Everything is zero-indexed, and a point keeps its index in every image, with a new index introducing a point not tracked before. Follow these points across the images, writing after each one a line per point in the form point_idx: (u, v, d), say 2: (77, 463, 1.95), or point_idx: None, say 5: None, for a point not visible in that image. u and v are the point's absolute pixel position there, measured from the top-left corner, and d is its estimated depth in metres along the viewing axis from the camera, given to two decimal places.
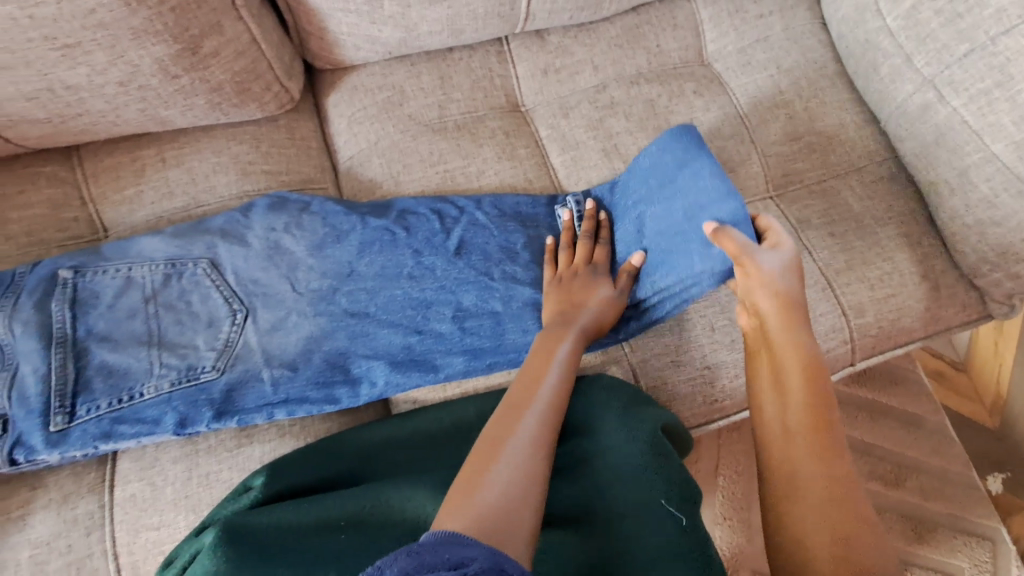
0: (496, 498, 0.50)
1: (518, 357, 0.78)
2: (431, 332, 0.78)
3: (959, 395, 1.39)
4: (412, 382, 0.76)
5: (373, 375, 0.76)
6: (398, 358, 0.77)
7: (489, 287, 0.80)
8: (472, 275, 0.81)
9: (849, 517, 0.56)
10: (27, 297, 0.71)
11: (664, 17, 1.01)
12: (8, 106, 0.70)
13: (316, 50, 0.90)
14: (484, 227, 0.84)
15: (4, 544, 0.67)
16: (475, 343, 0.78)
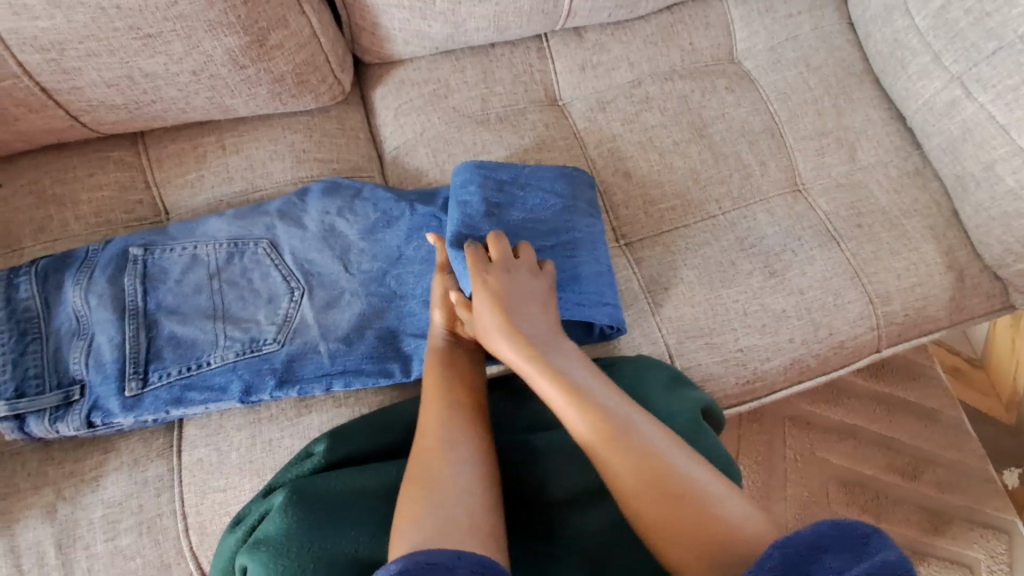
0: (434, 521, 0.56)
1: None
2: None
3: (977, 391, 1.41)
4: None
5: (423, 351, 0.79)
6: None
7: None
8: None
9: (701, 519, 0.57)
10: (101, 271, 0.75)
11: (697, 16, 1.05)
12: (91, 92, 0.75)
13: (367, 45, 0.94)
14: None
15: (80, 502, 0.71)
16: None
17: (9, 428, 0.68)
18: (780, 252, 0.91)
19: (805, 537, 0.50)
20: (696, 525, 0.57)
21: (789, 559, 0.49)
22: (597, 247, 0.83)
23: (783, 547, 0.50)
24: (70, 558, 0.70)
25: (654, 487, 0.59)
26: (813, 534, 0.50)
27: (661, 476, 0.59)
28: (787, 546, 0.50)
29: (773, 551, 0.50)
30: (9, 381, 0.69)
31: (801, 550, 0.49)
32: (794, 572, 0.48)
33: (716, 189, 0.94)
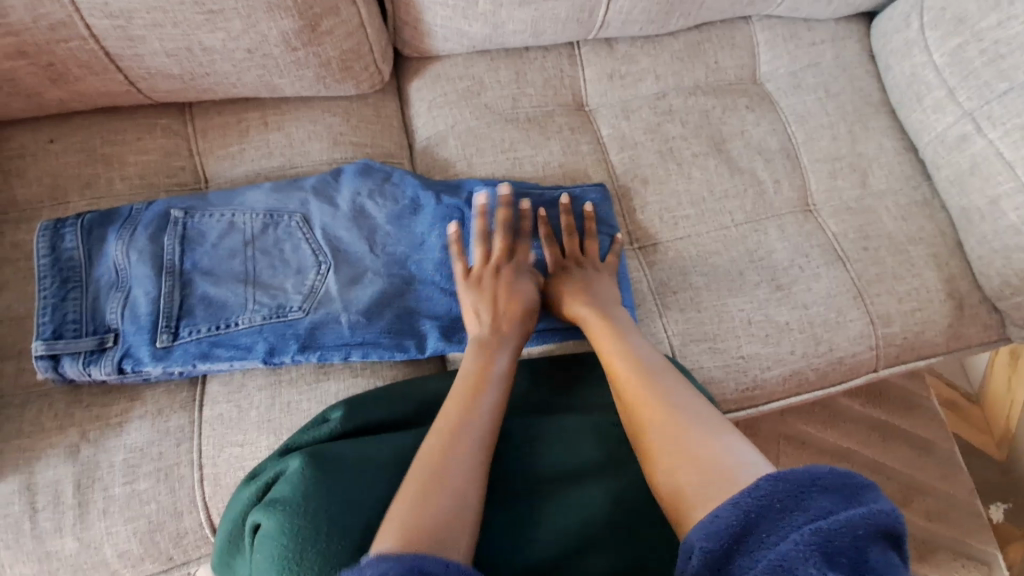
0: (428, 512, 0.54)
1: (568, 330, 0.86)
2: None
3: (971, 424, 1.43)
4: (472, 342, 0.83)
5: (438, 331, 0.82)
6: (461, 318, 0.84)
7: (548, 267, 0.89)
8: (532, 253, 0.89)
9: (714, 468, 0.55)
10: (143, 229, 0.79)
11: (724, 37, 1.09)
12: (151, 60, 0.80)
13: (408, 39, 0.99)
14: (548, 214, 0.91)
15: (102, 445, 0.75)
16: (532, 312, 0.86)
17: (45, 368, 0.72)
18: (788, 267, 0.95)
19: (800, 476, 0.49)
20: (714, 472, 0.54)
21: (782, 493, 0.49)
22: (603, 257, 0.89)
23: (775, 479, 0.49)
24: (88, 498, 0.73)
25: (685, 438, 0.58)
26: (810, 476, 0.49)
27: (687, 426, 0.60)
28: (780, 480, 0.49)
29: (765, 481, 0.50)
30: (49, 323, 0.73)
31: (795, 486, 0.49)
32: (780, 504, 0.48)
33: (730, 202, 0.98)
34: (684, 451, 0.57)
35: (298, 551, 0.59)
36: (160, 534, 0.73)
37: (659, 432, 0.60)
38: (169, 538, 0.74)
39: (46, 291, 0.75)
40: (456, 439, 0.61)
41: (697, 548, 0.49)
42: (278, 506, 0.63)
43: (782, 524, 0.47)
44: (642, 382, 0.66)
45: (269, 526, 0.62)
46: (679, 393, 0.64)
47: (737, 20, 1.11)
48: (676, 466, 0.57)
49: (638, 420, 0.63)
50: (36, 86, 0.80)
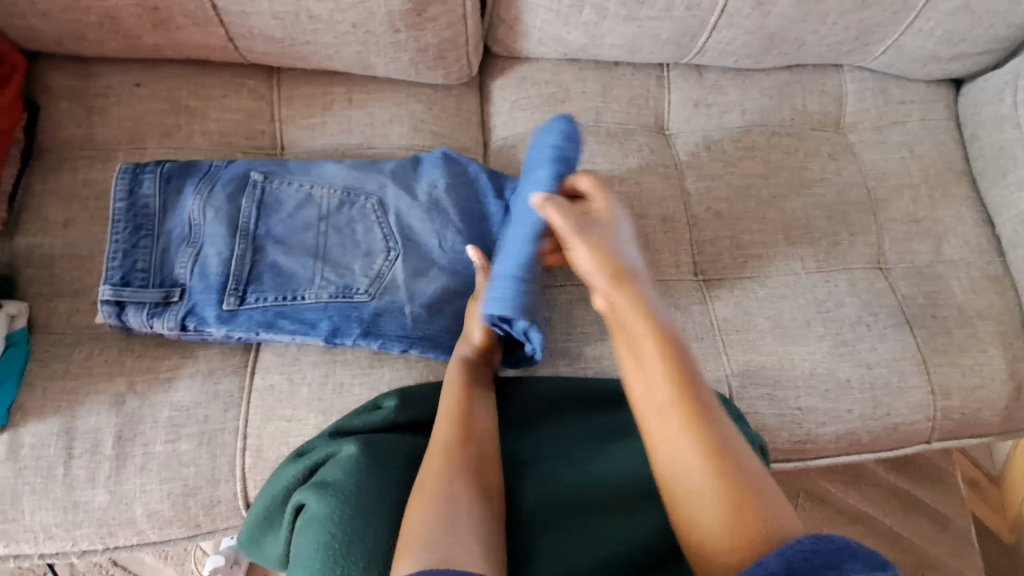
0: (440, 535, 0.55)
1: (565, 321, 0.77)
2: None
3: (987, 506, 1.40)
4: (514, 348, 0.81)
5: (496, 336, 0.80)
6: None
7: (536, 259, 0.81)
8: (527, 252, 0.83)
9: (763, 528, 0.50)
10: (222, 187, 0.78)
11: (814, 81, 1.08)
12: (257, 20, 0.79)
13: (502, 37, 0.98)
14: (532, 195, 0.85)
15: (148, 398, 0.73)
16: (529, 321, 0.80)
17: (108, 313, 0.71)
18: (854, 323, 0.93)
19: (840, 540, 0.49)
20: (763, 534, 0.50)
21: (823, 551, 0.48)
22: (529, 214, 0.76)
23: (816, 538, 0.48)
24: (127, 451, 0.71)
25: (730, 496, 0.52)
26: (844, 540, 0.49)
27: (737, 479, 0.53)
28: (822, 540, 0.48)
29: (806, 538, 0.49)
30: (119, 268, 0.72)
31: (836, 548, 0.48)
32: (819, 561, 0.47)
33: (803, 248, 0.97)
34: (732, 508, 0.52)
35: (344, 543, 0.58)
36: (193, 500, 0.72)
37: (699, 475, 0.54)
38: (201, 504, 0.72)
39: (118, 235, 0.74)
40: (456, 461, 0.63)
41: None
42: (329, 493, 0.61)
43: None
44: (678, 411, 0.57)
45: (317, 511, 0.61)
46: (721, 432, 0.56)
47: (829, 67, 1.09)
48: (723, 525, 0.51)
49: (674, 457, 0.56)
50: (136, 28, 0.79)
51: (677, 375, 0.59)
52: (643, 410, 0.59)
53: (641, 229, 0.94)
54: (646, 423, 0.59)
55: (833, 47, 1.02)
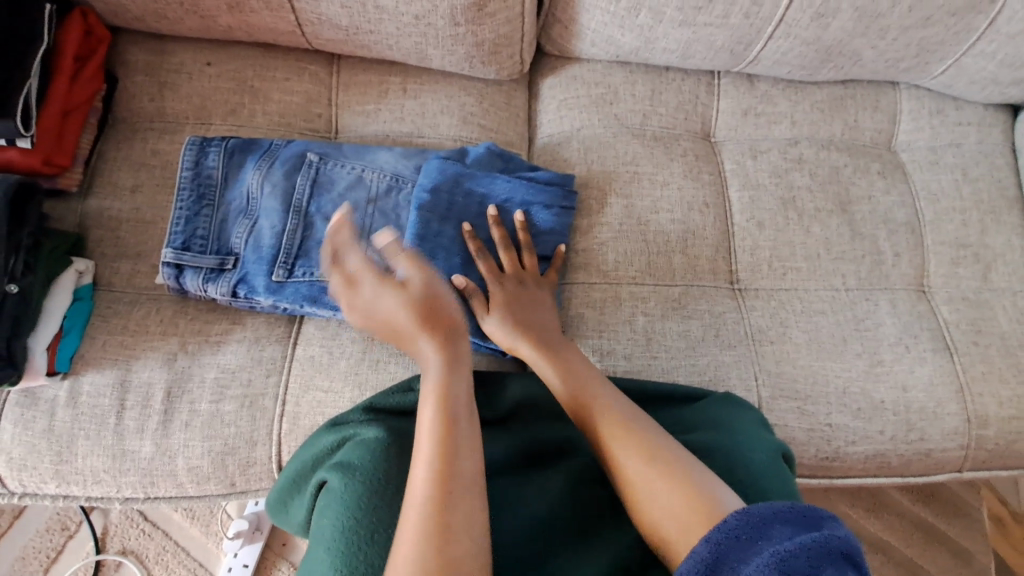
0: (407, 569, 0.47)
1: None
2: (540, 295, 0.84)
3: (1016, 548, 1.31)
4: None
5: None
6: None
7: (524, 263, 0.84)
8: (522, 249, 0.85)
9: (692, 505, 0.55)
10: (280, 165, 0.82)
11: (868, 97, 1.06)
12: (325, 8, 0.83)
13: (555, 36, 0.99)
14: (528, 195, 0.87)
15: (198, 359, 0.77)
16: None
17: (168, 274, 0.75)
18: (894, 344, 0.91)
19: (765, 510, 0.51)
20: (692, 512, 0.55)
21: (748, 525, 0.50)
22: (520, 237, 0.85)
23: (743, 514, 0.50)
24: (174, 407, 0.75)
25: (656, 482, 0.58)
26: (771, 509, 0.51)
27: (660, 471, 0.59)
28: (746, 514, 0.50)
29: (733, 517, 0.51)
30: (181, 234, 0.77)
31: (763, 518, 0.50)
32: (746, 535, 0.49)
33: (846, 264, 0.95)
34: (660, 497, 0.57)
35: (365, 528, 0.56)
36: (231, 459, 0.75)
37: (636, 472, 0.60)
38: (238, 464, 0.75)
39: (183, 202, 0.78)
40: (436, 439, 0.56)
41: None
42: (356, 475, 0.61)
43: (751, 555, 0.48)
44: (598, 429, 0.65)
45: (343, 490, 0.60)
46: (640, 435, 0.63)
47: (885, 83, 1.07)
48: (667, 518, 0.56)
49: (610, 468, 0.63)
50: (213, 9, 0.84)
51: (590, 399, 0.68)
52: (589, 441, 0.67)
53: (680, 233, 0.94)
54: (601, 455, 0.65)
55: (892, 64, 1.00)
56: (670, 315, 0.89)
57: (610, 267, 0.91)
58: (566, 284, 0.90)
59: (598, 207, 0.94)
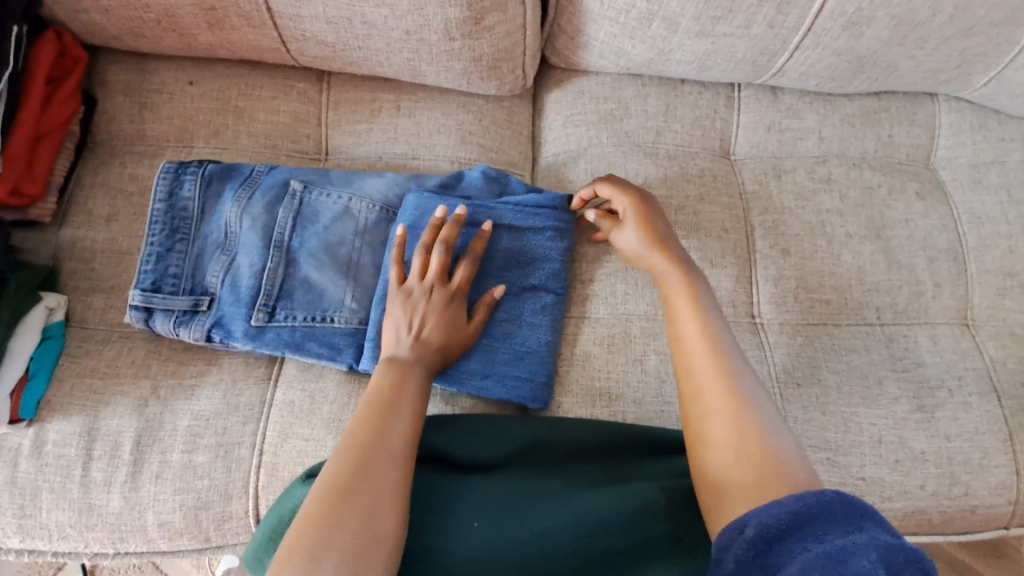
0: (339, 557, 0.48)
1: (535, 368, 0.76)
2: (534, 333, 0.77)
3: None
4: (531, 385, 0.76)
5: (518, 373, 0.76)
6: (538, 358, 0.77)
7: (517, 300, 0.78)
8: (517, 284, 0.78)
9: (768, 465, 0.54)
10: (261, 196, 0.76)
11: (904, 110, 0.97)
12: (310, 24, 0.77)
13: (560, 48, 0.92)
14: (521, 224, 0.80)
15: (171, 404, 0.72)
16: (516, 363, 0.76)
17: (137, 317, 0.71)
18: (934, 387, 0.82)
19: (862, 500, 0.49)
20: (765, 471, 0.53)
21: (844, 506, 0.48)
22: (513, 272, 0.79)
23: (844, 496, 0.49)
24: (144, 457, 0.69)
25: (744, 433, 0.56)
26: (872, 508, 0.49)
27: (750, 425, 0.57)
28: (847, 496, 0.49)
29: (831, 491, 0.49)
30: (151, 272, 0.72)
31: (858, 506, 0.49)
32: (839, 513, 0.48)
33: (881, 296, 0.86)
34: (738, 443, 0.56)
35: None
36: (205, 514, 0.69)
37: (721, 432, 0.57)
38: (212, 519, 0.70)
39: (155, 236, 0.73)
40: (358, 460, 0.55)
41: (752, 526, 0.49)
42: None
43: (837, 529, 0.47)
44: (710, 352, 0.62)
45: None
46: (746, 391, 0.59)
47: (923, 94, 0.98)
48: (737, 477, 0.54)
49: (695, 390, 0.61)
50: (191, 26, 0.78)
51: (711, 335, 0.64)
52: (682, 375, 0.63)
53: (696, 261, 0.86)
54: (690, 391, 0.61)
55: (931, 75, 0.91)
56: None
57: (618, 300, 0.82)
58: (569, 317, 0.82)
59: None
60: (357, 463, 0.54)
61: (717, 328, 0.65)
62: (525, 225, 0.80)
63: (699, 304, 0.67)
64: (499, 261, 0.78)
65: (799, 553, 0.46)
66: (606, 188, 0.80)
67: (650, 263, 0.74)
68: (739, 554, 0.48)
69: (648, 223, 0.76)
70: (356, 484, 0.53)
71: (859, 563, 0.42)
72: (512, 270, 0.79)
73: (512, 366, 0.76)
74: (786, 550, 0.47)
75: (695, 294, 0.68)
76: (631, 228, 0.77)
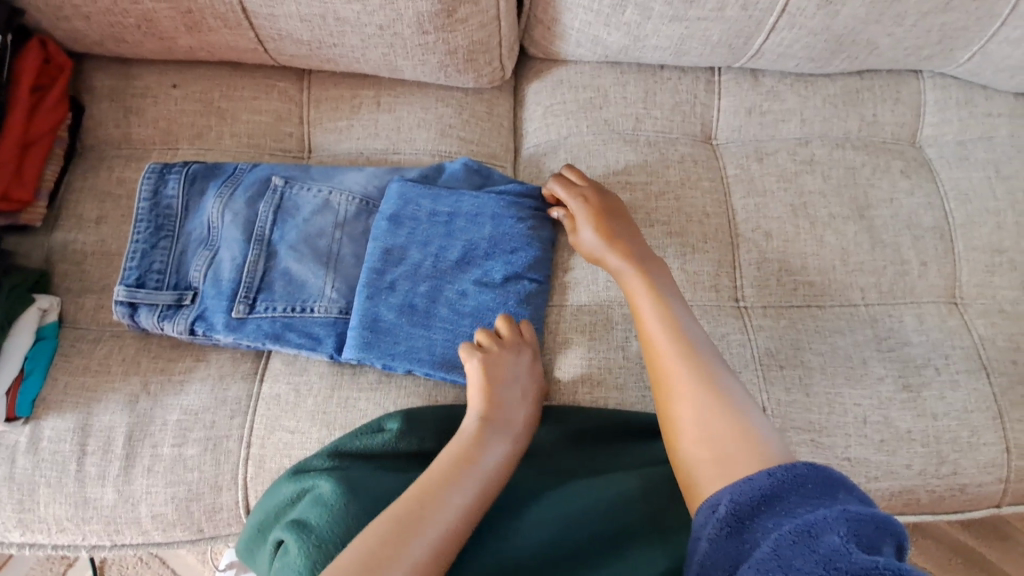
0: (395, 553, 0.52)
1: None
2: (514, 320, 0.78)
3: None
4: None
5: None
6: None
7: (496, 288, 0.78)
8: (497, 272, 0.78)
9: (734, 445, 0.56)
10: (242, 192, 0.77)
11: (888, 89, 0.96)
12: (284, 23, 0.78)
13: (538, 38, 0.92)
14: (501, 212, 0.80)
15: (161, 400, 0.74)
16: None
17: (122, 312, 0.72)
18: (920, 366, 0.81)
19: (834, 476, 0.51)
20: (731, 452, 0.56)
21: (815, 477, 0.51)
22: (492, 260, 0.79)
23: (814, 467, 0.52)
24: (136, 452, 0.71)
25: (714, 419, 0.58)
26: (840, 476, 0.51)
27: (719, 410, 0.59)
28: (818, 469, 0.51)
29: (802, 465, 0.52)
30: (136, 269, 0.74)
31: (829, 481, 0.51)
32: (810, 485, 0.50)
33: (865, 276, 0.86)
34: (709, 429, 0.58)
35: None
36: (196, 505, 0.71)
37: (688, 418, 0.60)
38: (204, 510, 0.71)
39: (139, 234, 0.75)
40: (441, 487, 0.57)
41: (727, 503, 0.52)
42: (313, 543, 0.55)
43: (809, 501, 0.49)
44: (671, 340, 0.65)
45: (298, 560, 0.54)
46: (713, 378, 0.62)
47: (907, 72, 0.97)
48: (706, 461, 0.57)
49: (663, 386, 0.63)
50: (171, 30, 0.80)
51: (674, 329, 0.66)
52: (652, 365, 0.66)
53: (677, 247, 0.86)
54: (659, 382, 0.64)
55: (912, 52, 0.90)
56: None
57: (600, 287, 0.83)
58: (551, 306, 0.82)
59: None
60: (439, 489, 0.57)
61: (677, 315, 0.68)
62: (504, 214, 0.80)
63: (663, 297, 0.70)
64: (481, 249, 0.79)
65: (771, 528, 0.48)
66: (559, 188, 0.82)
67: (610, 260, 0.76)
68: (714, 532, 0.50)
69: (608, 217, 0.78)
70: (435, 507, 0.55)
71: (828, 535, 0.44)
72: (494, 258, 0.79)
73: None
74: (760, 526, 0.49)
75: (654, 281, 0.71)
76: (587, 221, 0.78)
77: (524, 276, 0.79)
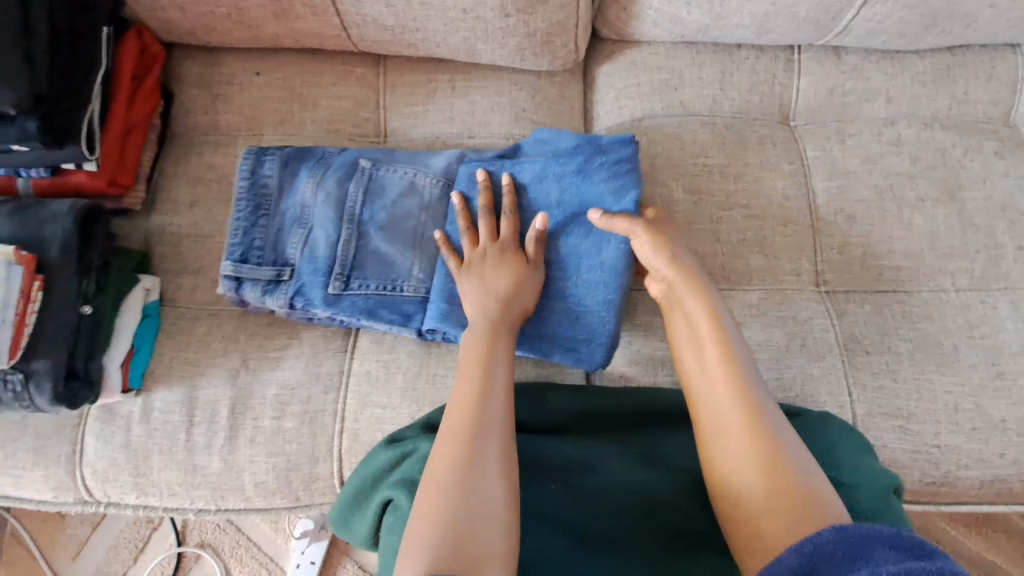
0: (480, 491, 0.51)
1: (594, 327, 0.75)
2: (595, 291, 0.75)
3: None
4: (589, 348, 0.76)
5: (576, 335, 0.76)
6: (596, 315, 0.75)
7: (574, 260, 0.76)
8: (576, 243, 0.76)
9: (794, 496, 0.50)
10: (333, 172, 0.80)
11: (983, 64, 0.91)
12: (371, 9, 0.79)
13: (612, 19, 0.91)
14: (579, 175, 0.76)
15: (259, 374, 0.77)
16: (579, 330, 0.76)
17: (228, 287, 0.76)
18: (1017, 354, 0.79)
19: (866, 530, 0.44)
20: (792, 503, 0.50)
21: (843, 541, 0.44)
22: (571, 230, 0.76)
23: (839, 530, 0.45)
24: (239, 423, 0.75)
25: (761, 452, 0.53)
26: (874, 530, 0.44)
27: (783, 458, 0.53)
28: (846, 530, 0.44)
29: (828, 530, 0.45)
30: (238, 245, 0.77)
31: (860, 540, 0.43)
32: (841, 552, 0.43)
33: (956, 261, 0.83)
34: (757, 464, 0.53)
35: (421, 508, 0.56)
36: (295, 475, 0.75)
37: (734, 457, 0.54)
38: (302, 480, 0.75)
39: (239, 212, 0.78)
40: (477, 416, 0.57)
41: None
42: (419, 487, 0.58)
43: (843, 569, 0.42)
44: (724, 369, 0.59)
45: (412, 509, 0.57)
46: (770, 419, 0.56)
47: (1003, 46, 0.92)
48: (756, 498, 0.52)
49: (715, 416, 0.57)
50: (259, 18, 0.82)
51: (732, 366, 0.59)
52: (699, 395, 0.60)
53: (757, 230, 0.84)
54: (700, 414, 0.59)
55: (1014, 24, 0.85)
56: (749, 322, 0.80)
57: None
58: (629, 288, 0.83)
59: (665, 204, 0.86)
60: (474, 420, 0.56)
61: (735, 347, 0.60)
62: (584, 178, 0.76)
63: (719, 330, 0.61)
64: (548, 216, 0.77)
65: None
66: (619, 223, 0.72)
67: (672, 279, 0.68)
68: None
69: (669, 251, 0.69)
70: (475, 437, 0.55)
71: None
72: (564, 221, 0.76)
73: (574, 326, 0.76)
74: None
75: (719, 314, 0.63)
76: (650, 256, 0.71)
77: (598, 240, 0.75)
